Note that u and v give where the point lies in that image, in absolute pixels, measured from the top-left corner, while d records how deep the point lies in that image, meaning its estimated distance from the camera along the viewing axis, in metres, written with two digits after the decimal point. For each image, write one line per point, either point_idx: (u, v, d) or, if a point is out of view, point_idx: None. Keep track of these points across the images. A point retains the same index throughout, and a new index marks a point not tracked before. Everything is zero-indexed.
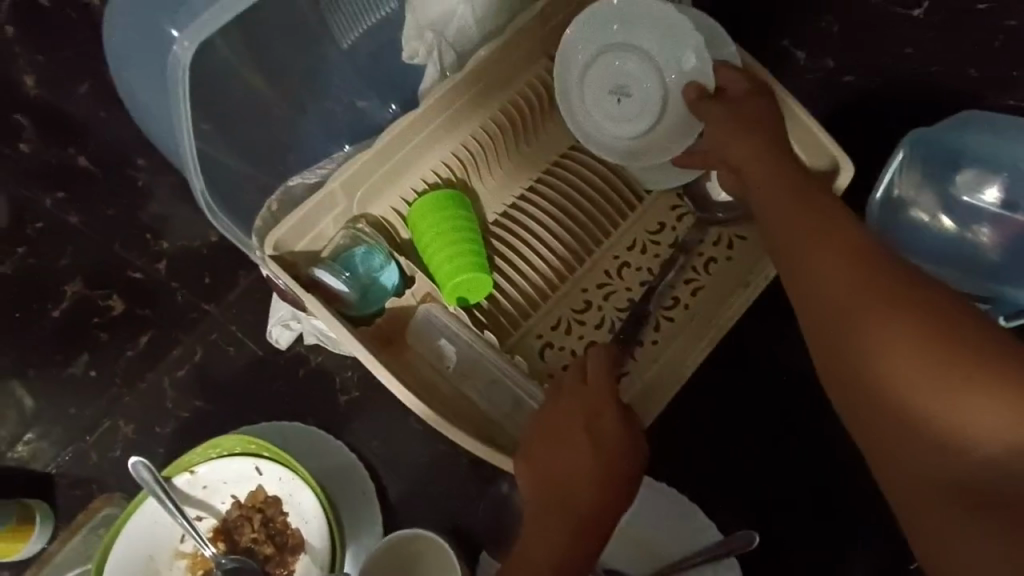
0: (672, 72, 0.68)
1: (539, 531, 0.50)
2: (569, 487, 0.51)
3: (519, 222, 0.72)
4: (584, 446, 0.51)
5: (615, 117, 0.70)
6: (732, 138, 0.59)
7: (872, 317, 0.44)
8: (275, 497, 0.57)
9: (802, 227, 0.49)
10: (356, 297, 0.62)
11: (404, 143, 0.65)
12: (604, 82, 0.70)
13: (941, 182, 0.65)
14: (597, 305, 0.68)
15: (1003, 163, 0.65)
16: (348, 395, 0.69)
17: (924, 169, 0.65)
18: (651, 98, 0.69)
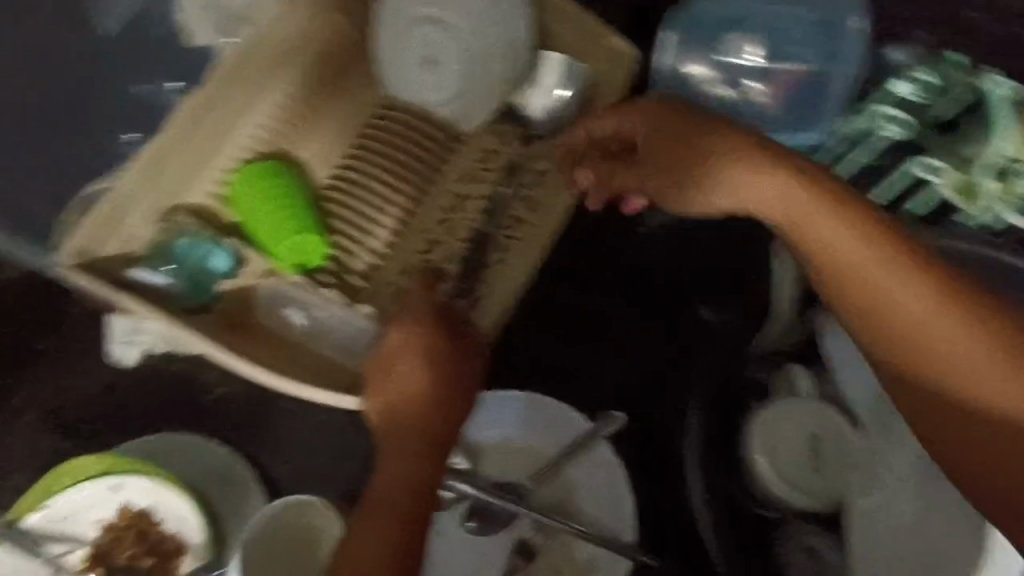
0: (480, 43, 0.66)
1: (394, 465, 0.52)
2: (415, 415, 0.54)
3: (349, 180, 0.70)
4: (426, 375, 0.55)
5: (426, 86, 0.67)
6: (664, 151, 0.54)
7: (924, 318, 0.47)
8: (144, 508, 0.55)
9: (833, 232, 0.49)
10: (184, 288, 0.60)
11: (197, 126, 0.62)
12: (410, 53, 0.67)
13: (706, 47, 0.62)
14: (442, 242, 0.69)
15: (765, 23, 0.62)
16: (213, 394, 0.66)
17: (689, 41, 0.62)
18: (458, 68, 0.67)
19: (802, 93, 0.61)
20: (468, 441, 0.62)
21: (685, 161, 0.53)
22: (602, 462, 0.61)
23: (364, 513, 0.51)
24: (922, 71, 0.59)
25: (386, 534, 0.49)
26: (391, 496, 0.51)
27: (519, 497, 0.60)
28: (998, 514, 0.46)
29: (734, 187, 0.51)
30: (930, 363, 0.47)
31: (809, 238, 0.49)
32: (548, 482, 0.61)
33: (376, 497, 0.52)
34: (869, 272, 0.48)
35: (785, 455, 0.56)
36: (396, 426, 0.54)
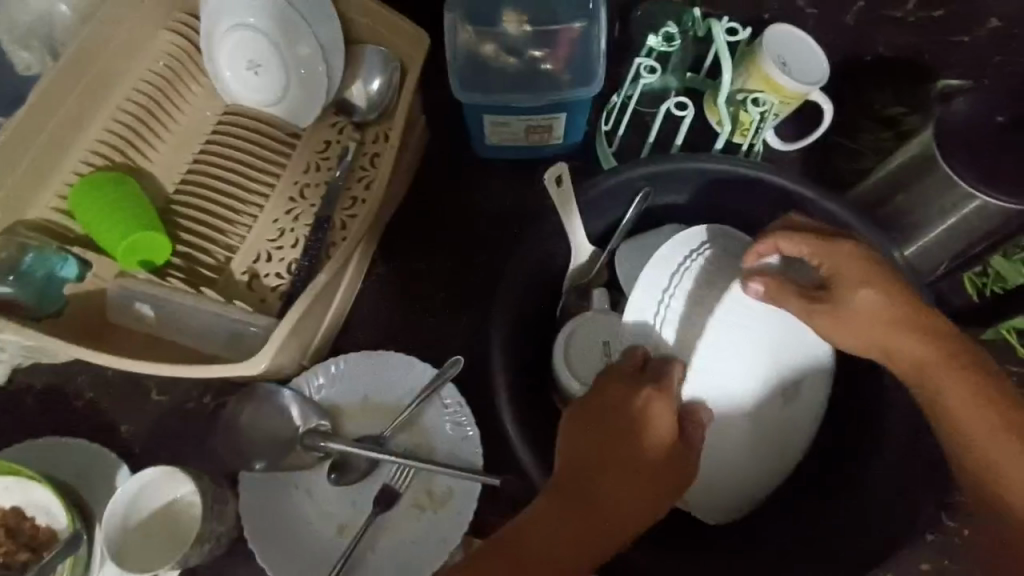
0: (293, 44, 0.74)
1: (615, 516, 0.50)
2: (664, 454, 0.53)
3: (198, 184, 0.76)
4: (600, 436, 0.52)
5: (256, 88, 0.77)
6: (878, 324, 0.54)
7: (962, 409, 0.51)
8: (12, 506, 0.58)
9: (926, 347, 0.53)
10: (28, 295, 0.62)
11: (31, 142, 0.66)
12: (236, 60, 0.75)
13: (484, 25, 0.70)
14: (290, 229, 0.74)
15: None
16: (83, 399, 0.70)
17: (473, 21, 0.70)
18: (278, 69, 0.75)
19: (575, 52, 0.69)
20: (324, 402, 0.67)
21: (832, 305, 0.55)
22: (449, 403, 0.67)
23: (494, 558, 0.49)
24: (670, 28, 0.69)
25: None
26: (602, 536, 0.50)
27: (379, 444, 0.66)
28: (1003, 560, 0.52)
29: (843, 278, 0.55)
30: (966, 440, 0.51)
31: (908, 349, 0.53)
32: (406, 427, 0.67)
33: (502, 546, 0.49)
34: (948, 381, 0.52)
35: (583, 366, 0.62)
36: (613, 470, 0.52)
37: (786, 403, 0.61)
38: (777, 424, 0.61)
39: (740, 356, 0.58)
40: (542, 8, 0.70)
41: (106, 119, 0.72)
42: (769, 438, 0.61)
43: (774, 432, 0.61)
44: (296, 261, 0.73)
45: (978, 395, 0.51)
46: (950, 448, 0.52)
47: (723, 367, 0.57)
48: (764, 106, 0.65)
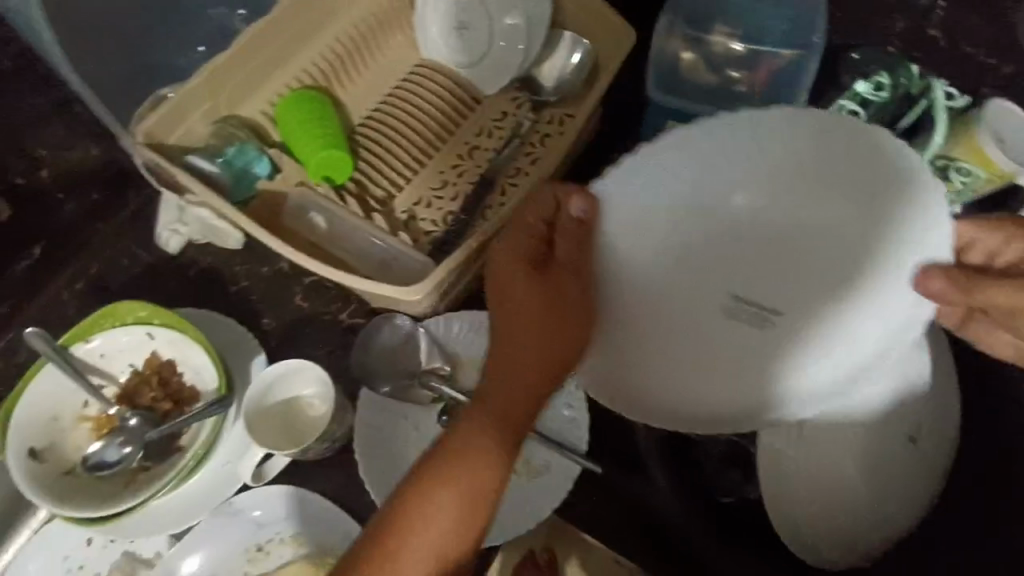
0: (504, 15, 0.79)
1: (542, 349, 0.51)
2: (559, 274, 0.51)
3: (382, 122, 0.81)
4: (513, 292, 0.51)
5: (456, 48, 0.81)
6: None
7: None
8: (170, 360, 0.64)
9: None
10: (228, 180, 0.69)
11: (261, 49, 0.73)
12: (446, 19, 0.81)
13: (695, 35, 0.71)
14: (453, 182, 0.78)
15: (746, 19, 0.71)
16: (237, 285, 0.76)
17: (687, 28, 0.71)
18: (482, 35, 0.80)
19: (778, 81, 0.69)
20: (448, 348, 0.69)
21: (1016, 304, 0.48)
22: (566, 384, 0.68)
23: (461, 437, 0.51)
24: (882, 78, 0.68)
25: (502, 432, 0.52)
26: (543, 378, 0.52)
27: None
28: None
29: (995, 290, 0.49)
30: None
31: None
32: None
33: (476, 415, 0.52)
34: None
35: None
36: (522, 316, 0.51)
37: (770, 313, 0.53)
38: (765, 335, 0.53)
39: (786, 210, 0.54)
40: (754, 31, 0.70)
41: (323, 44, 0.78)
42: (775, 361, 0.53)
43: (847, 368, 0.51)
44: (452, 214, 0.76)
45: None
46: None
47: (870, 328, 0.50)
48: (965, 176, 0.63)
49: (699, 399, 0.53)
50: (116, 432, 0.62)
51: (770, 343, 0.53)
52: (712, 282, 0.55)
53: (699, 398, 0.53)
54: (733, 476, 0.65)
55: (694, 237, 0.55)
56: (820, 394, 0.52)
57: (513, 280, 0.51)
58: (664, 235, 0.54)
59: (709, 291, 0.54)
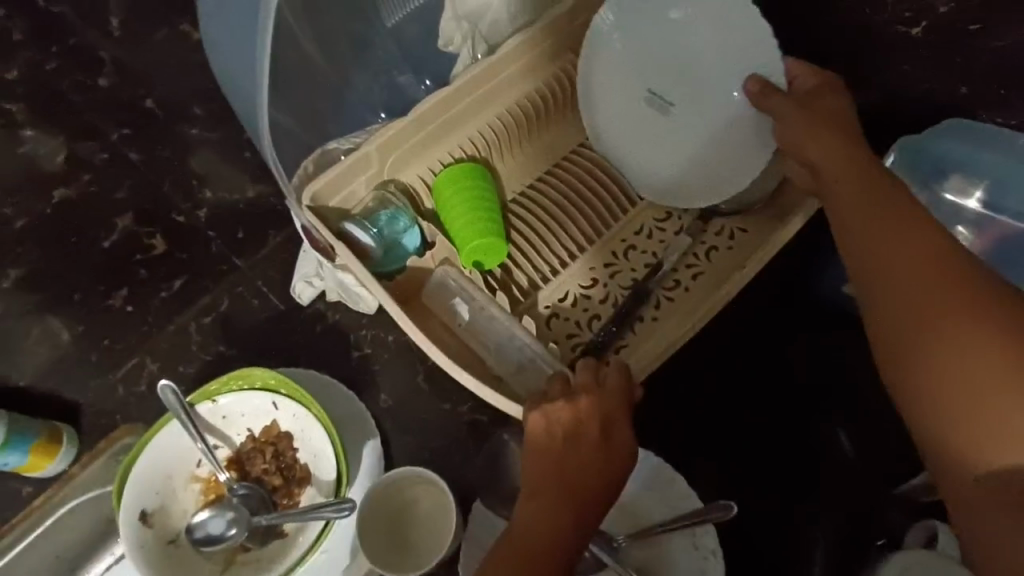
0: (662, 86, 0.73)
1: (589, 470, 0.54)
2: (604, 384, 0.56)
3: (536, 205, 0.76)
4: (565, 413, 0.55)
5: (598, 101, 0.75)
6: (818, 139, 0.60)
7: (874, 246, 0.51)
8: (287, 432, 0.61)
9: (843, 175, 0.57)
10: (380, 254, 0.67)
11: (433, 118, 0.70)
12: (605, 74, 0.74)
13: (927, 182, 0.67)
14: (603, 282, 0.72)
15: (988, 171, 0.66)
16: (360, 351, 0.72)
17: (915, 172, 0.67)
18: (636, 97, 0.74)
19: (1005, 245, 0.66)
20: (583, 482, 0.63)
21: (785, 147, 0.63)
22: (703, 544, 0.59)
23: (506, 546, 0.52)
24: None
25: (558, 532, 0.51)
26: (558, 550, 0.51)
27: (613, 551, 0.59)
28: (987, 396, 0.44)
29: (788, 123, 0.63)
30: (906, 342, 0.47)
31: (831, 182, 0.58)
32: (643, 542, 0.61)
33: (521, 534, 0.52)
34: (869, 223, 0.52)
35: None
36: (570, 431, 0.54)
37: (670, 104, 0.73)
38: (661, 116, 0.74)
39: (681, 44, 0.71)
40: (996, 185, 0.66)
41: (492, 114, 0.74)
42: (659, 120, 0.74)
43: (711, 143, 0.71)
44: (600, 319, 0.71)
45: (933, 277, 0.48)
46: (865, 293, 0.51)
47: (716, 104, 0.70)
48: None
49: (635, 150, 0.75)
50: (225, 503, 0.59)
51: (665, 121, 0.74)
52: (637, 84, 0.74)
53: (636, 148, 0.75)
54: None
55: (617, 73, 0.74)
56: (691, 169, 0.73)
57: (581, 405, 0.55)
58: (615, 52, 0.73)
59: (631, 91, 0.74)
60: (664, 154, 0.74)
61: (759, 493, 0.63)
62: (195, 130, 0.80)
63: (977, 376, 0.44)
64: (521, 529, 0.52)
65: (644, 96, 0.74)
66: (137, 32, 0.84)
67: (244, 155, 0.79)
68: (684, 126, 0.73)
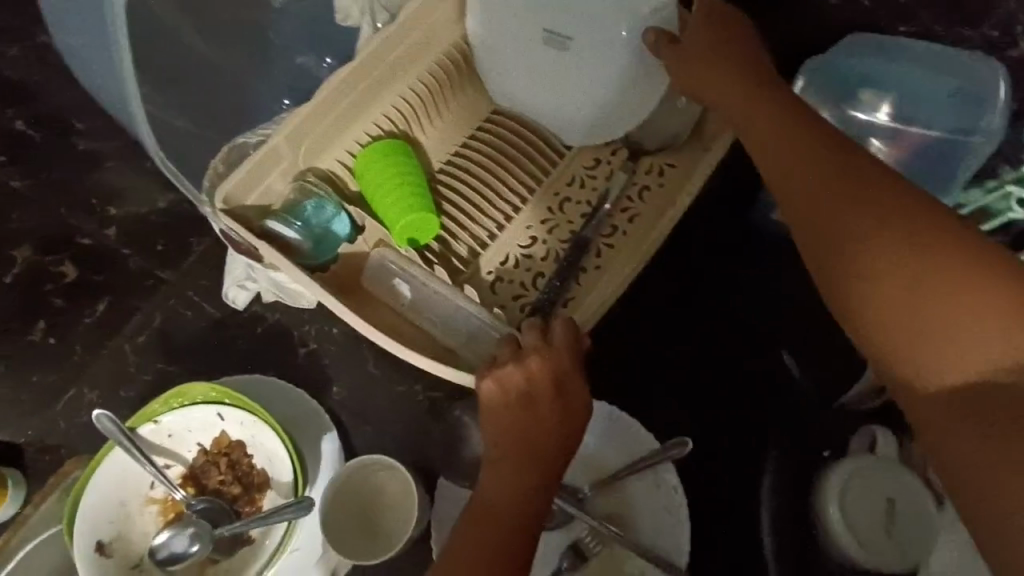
0: (556, 22, 0.72)
1: (547, 433, 0.51)
2: (554, 343, 0.53)
3: (464, 171, 0.74)
4: (518, 382, 0.51)
5: (497, 53, 0.73)
6: (727, 90, 0.59)
7: (814, 195, 0.49)
8: (239, 441, 0.60)
9: (762, 123, 0.55)
10: (309, 246, 0.65)
11: (343, 97, 0.68)
12: (497, 25, 0.73)
13: (838, 101, 0.68)
14: (542, 239, 0.72)
15: (893, 85, 0.68)
16: (306, 347, 0.71)
17: (825, 91, 0.68)
18: (535, 40, 0.73)
19: (922, 153, 0.67)
20: None
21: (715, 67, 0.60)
22: (665, 482, 0.61)
23: (473, 522, 0.49)
24: None
25: (523, 495, 0.50)
26: (532, 513, 0.50)
27: (579, 502, 0.61)
28: (973, 326, 0.41)
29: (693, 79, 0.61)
30: (877, 287, 0.45)
31: (756, 131, 0.55)
32: (608, 490, 0.62)
33: (487, 506, 0.49)
34: (804, 176, 0.50)
35: (857, 511, 0.58)
36: (527, 401, 0.51)
37: (569, 38, 0.71)
38: (564, 52, 0.72)
39: None
40: (904, 99, 0.68)
41: (404, 84, 0.71)
42: (563, 56, 0.72)
43: (620, 63, 0.70)
44: (544, 276, 0.70)
45: (876, 218, 0.46)
46: (819, 250, 0.48)
47: (613, 22, 0.69)
48: None
49: (547, 94, 0.74)
50: (184, 520, 0.58)
51: (569, 57, 0.72)
52: (532, 25, 0.72)
53: (548, 93, 0.74)
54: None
55: (508, 19, 0.72)
56: (608, 98, 0.72)
57: (537, 368, 0.51)
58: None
59: (529, 34, 0.72)
60: (578, 89, 0.72)
61: (717, 425, 0.64)
62: (87, 143, 0.75)
63: (955, 303, 0.42)
64: (486, 498, 0.50)
65: (542, 36, 0.72)
66: (6, 48, 0.78)
67: (147, 165, 0.75)
68: (590, 57, 0.71)
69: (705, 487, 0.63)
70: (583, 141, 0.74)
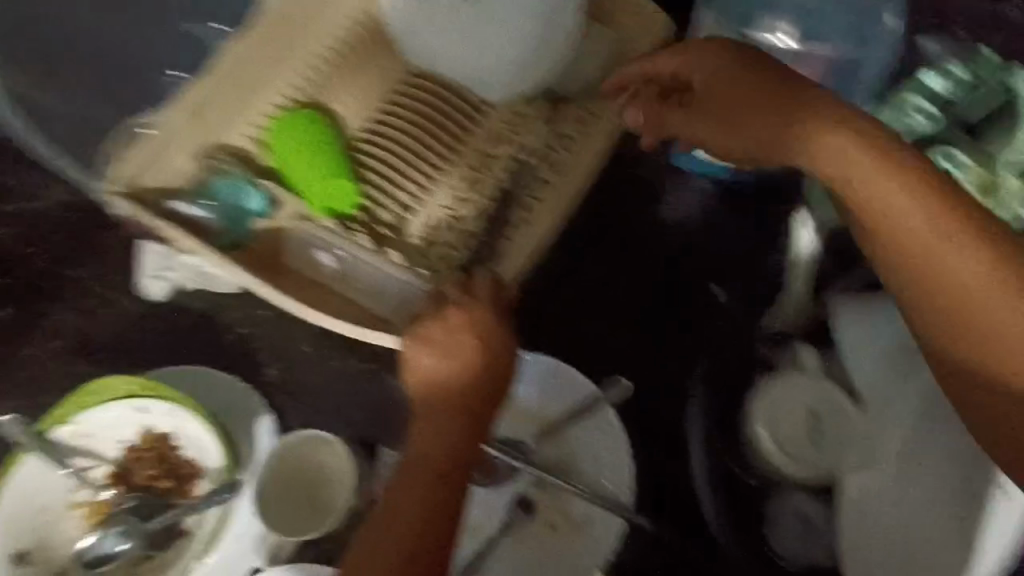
0: None
1: (473, 382, 0.50)
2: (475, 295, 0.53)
3: (382, 136, 0.71)
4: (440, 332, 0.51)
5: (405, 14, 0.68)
6: (753, 108, 0.54)
7: (926, 229, 0.48)
8: (167, 434, 0.57)
9: (832, 145, 0.51)
10: (222, 223, 0.62)
11: (242, 68, 0.66)
12: None
13: (733, 24, 0.66)
14: (469, 198, 0.70)
15: (790, 8, 0.66)
16: (234, 332, 0.68)
17: (721, 13, 0.66)
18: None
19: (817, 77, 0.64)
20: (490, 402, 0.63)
21: (728, 103, 0.56)
22: (604, 425, 0.61)
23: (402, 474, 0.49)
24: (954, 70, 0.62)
25: (452, 448, 0.49)
26: (460, 460, 0.49)
27: (522, 454, 0.61)
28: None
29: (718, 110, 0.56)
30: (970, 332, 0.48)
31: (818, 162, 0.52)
32: (551, 440, 0.62)
33: (413, 458, 0.49)
34: (886, 208, 0.49)
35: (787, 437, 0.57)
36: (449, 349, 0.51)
37: None
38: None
39: None
40: (804, 21, 0.65)
41: (306, 53, 0.69)
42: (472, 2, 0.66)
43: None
44: (473, 234, 0.68)
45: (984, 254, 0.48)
46: (920, 306, 0.49)
47: None
48: None
49: (465, 50, 0.68)
50: (112, 519, 0.56)
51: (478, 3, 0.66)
52: None
53: (466, 48, 0.68)
54: (800, 539, 0.57)
55: None
56: (531, 38, 0.67)
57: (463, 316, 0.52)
58: None
59: None
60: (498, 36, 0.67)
61: (656, 365, 0.64)
62: None
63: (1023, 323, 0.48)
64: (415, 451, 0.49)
65: None
66: None
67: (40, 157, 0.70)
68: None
69: (647, 426, 0.63)
70: (506, 96, 0.71)
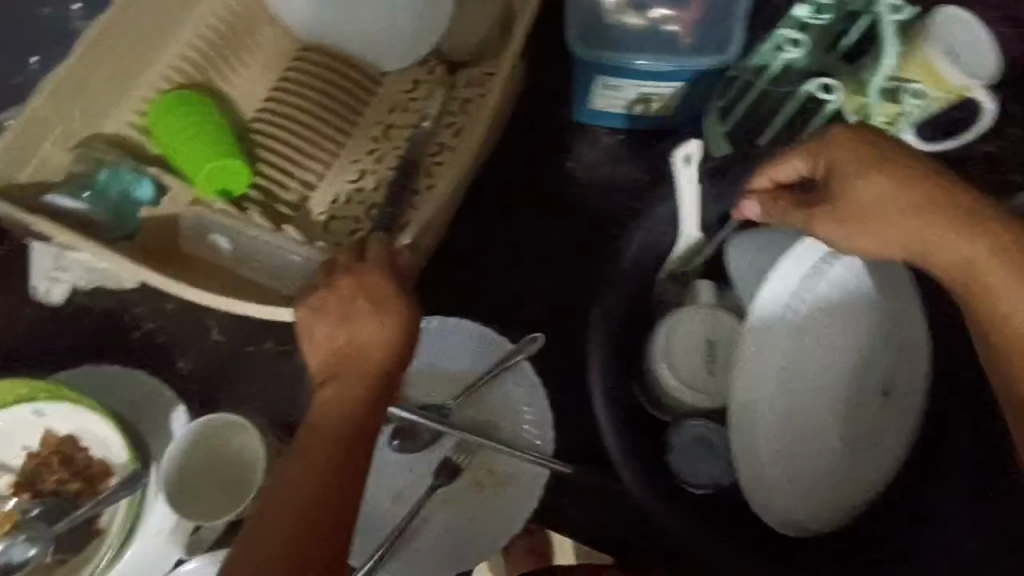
0: None
1: (370, 349, 0.50)
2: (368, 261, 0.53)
3: (277, 115, 0.69)
4: (334, 302, 0.51)
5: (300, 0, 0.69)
6: (910, 222, 0.47)
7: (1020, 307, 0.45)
8: (68, 435, 0.56)
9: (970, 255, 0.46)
10: (103, 216, 0.60)
11: (114, 46, 0.61)
12: None
13: None
14: (371, 171, 0.69)
15: None
16: (141, 328, 0.66)
17: None
18: None
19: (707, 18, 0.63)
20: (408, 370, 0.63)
21: (846, 200, 0.48)
22: (523, 383, 0.62)
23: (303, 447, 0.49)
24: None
25: (353, 416, 0.49)
26: (363, 429, 0.49)
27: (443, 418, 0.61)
28: None
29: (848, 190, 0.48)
30: None
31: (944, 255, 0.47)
32: (472, 401, 0.62)
33: (314, 429, 0.49)
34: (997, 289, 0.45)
35: (684, 363, 0.58)
36: (344, 318, 0.51)
37: None
38: None
39: None
40: None
41: (185, 33, 0.67)
42: None
43: None
44: (377, 206, 0.67)
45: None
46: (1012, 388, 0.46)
47: None
48: (919, 98, 0.58)
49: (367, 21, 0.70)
50: (16, 530, 0.53)
51: None
52: None
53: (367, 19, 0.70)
54: (709, 465, 0.57)
55: None
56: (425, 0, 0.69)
57: (359, 282, 0.52)
58: None
59: None
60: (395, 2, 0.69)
61: (569, 317, 0.65)
62: None
63: None
64: (317, 422, 0.49)
65: None
66: None
67: None
68: None
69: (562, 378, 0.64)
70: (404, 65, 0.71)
